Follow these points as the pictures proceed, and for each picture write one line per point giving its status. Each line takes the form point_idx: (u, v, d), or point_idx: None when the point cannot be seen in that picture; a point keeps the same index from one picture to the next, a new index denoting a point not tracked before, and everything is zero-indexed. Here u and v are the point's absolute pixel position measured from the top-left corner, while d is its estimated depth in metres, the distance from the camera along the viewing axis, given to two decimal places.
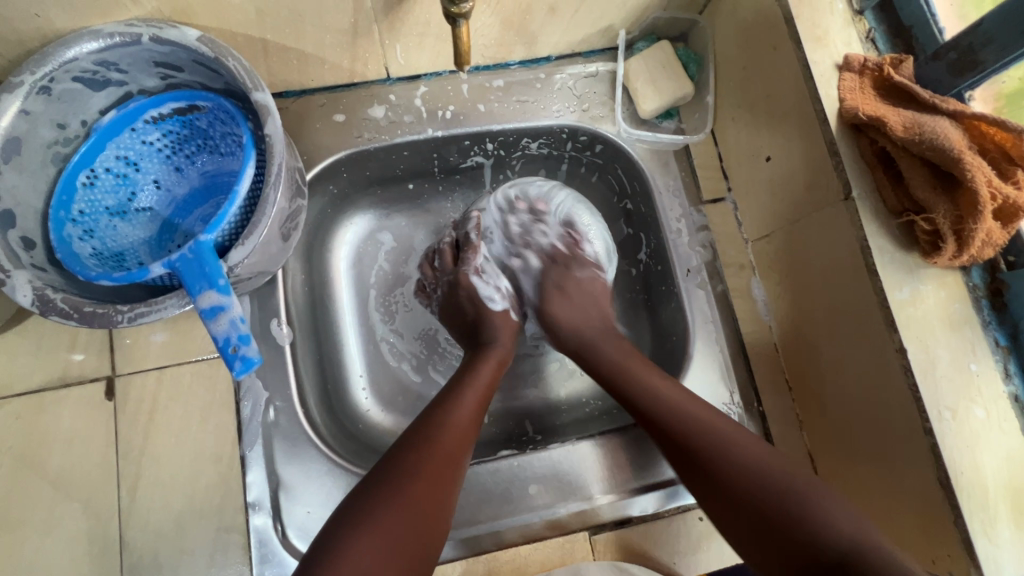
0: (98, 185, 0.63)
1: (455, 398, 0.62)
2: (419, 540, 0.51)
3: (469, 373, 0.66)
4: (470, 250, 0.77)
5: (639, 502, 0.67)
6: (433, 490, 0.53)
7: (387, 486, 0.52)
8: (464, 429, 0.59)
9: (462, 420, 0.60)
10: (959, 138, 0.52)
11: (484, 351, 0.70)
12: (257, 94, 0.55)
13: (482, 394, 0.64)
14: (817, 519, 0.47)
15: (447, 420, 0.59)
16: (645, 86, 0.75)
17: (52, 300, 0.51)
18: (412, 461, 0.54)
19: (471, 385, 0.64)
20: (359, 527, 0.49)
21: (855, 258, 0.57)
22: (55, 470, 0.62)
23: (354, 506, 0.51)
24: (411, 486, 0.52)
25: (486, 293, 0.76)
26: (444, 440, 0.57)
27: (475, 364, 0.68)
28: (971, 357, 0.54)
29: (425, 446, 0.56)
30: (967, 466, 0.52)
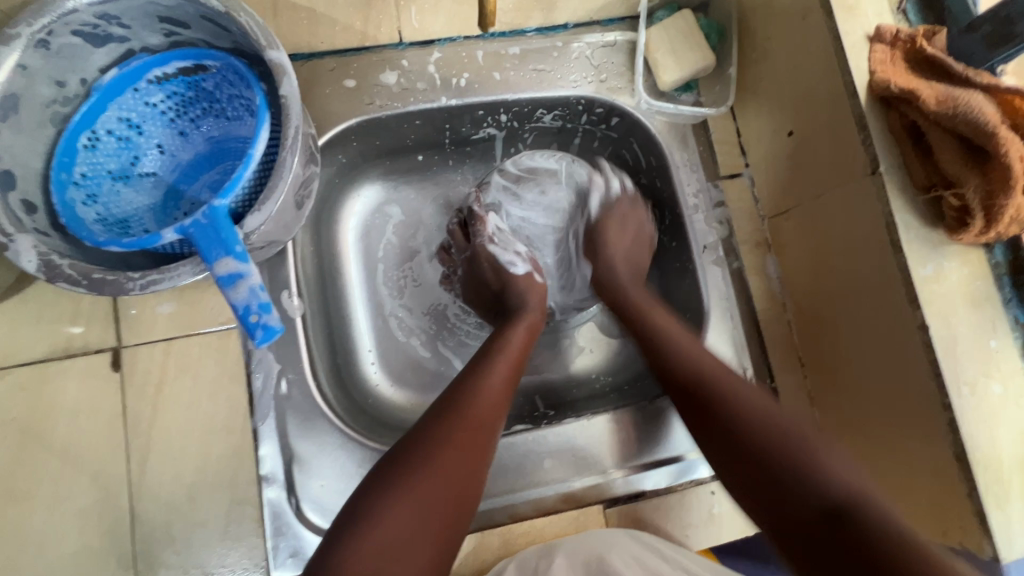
0: (100, 148, 0.60)
1: (488, 363, 0.61)
2: (457, 501, 0.51)
3: (500, 339, 0.65)
4: (478, 221, 0.76)
5: (652, 476, 0.68)
6: (467, 458, 0.53)
7: (421, 453, 0.52)
8: (497, 394, 0.59)
9: (495, 387, 0.59)
10: (993, 112, 0.51)
11: (514, 318, 0.69)
12: (271, 53, 0.52)
13: (515, 363, 0.63)
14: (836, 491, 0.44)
15: (481, 384, 0.59)
16: (665, 57, 0.73)
17: (59, 266, 0.49)
18: (445, 423, 0.54)
19: (502, 354, 0.63)
20: (398, 486, 0.49)
21: (880, 234, 0.57)
22: (62, 442, 0.60)
23: (390, 471, 0.51)
24: (445, 448, 0.52)
25: (506, 259, 0.75)
26: (479, 404, 0.56)
27: (508, 330, 0.67)
28: (991, 334, 0.54)
29: (458, 414, 0.55)
30: (984, 441, 0.52)
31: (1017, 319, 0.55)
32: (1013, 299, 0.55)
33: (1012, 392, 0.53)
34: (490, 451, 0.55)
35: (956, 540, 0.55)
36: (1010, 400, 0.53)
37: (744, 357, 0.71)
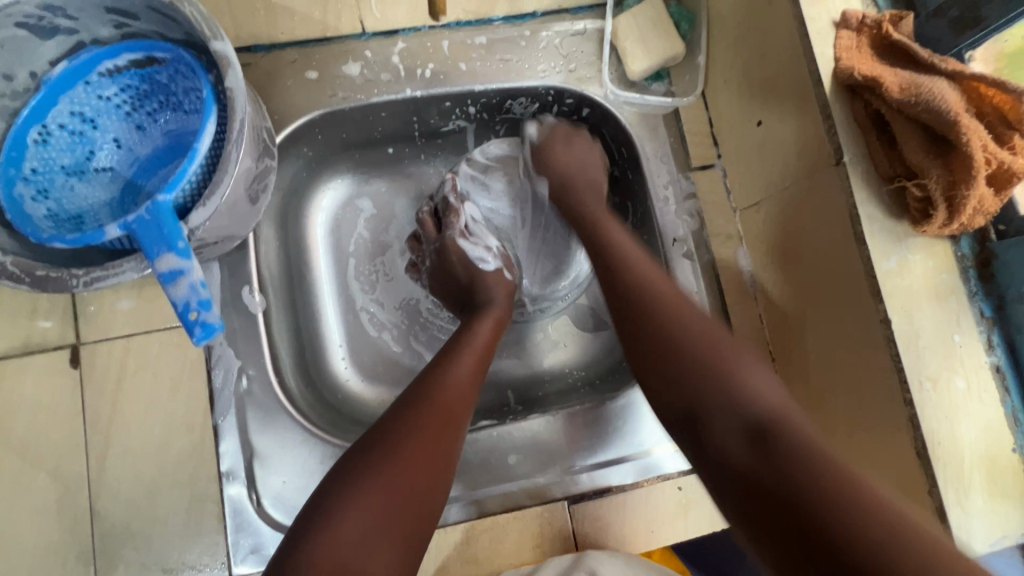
0: (51, 143, 0.59)
1: (454, 355, 0.61)
2: (423, 495, 0.50)
3: (467, 331, 0.65)
4: (452, 213, 0.75)
5: (617, 472, 0.67)
6: (432, 448, 0.52)
7: (384, 445, 0.51)
8: (463, 387, 0.58)
9: (461, 378, 0.59)
10: (956, 100, 0.50)
11: (482, 311, 0.68)
12: (215, 44, 0.51)
13: (481, 355, 0.63)
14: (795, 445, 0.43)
15: (446, 377, 0.58)
16: (634, 46, 0.72)
17: (1, 264, 0.48)
18: (411, 415, 0.54)
19: (469, 346, 0.63)
20: (360, 484, 0.48)
21: (845, 226, 0.55)
22: (20, 439, 0.60)
23: (352, 466, 0.50)
24: (409, 441, 0.52)
25: (476, 255, 0.74)
26: (444, 398, 0.56)
27: (475, 324, 0.66)
28: (955, 328, 0.53)
29: (423, 406, 0.55)
30: (945, 437, 0.51)
31: (982, 312, 0.54)
32: (978, 291, 0.54)
33: (975, 387, 0.52)
34: (457, 444, 0.55)
35: None
36: (973, 396, 0.52)
37: None
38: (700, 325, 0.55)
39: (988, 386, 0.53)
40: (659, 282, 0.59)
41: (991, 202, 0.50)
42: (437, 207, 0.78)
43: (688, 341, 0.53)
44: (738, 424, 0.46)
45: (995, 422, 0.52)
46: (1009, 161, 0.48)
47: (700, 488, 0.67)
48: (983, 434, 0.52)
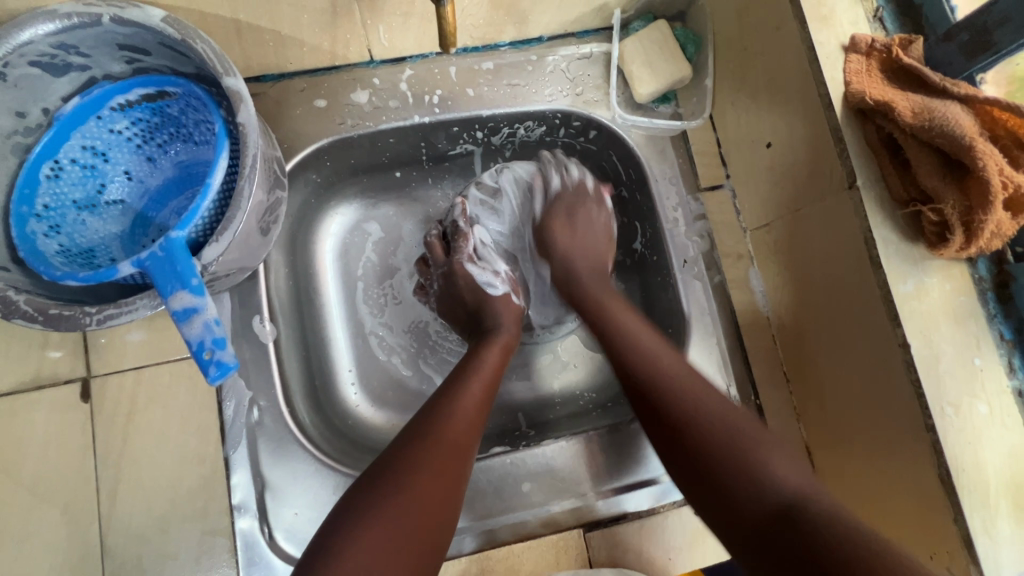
0: (64, 178, 0.59)
1: (461, 384, 0.60)
2: (429, 529, 0.49)
3: (474, 358, 0.65)
4: (460, 238, 0.74)
5: (633, 498, 0.66)
6: (440, 483, 0.51)
7: (389, 480, 0.50)
8: (471, 415, 0.58)
9: (469, 408, 0.58)
10: (970, 124, 0.49)
11: (490, 338, 0.68)
12: (228, 80, 0.51)
13: (488, 384, 0.62)
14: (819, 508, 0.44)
15: (454, 403, 0.58)
16: (642, 69, 0.72)
17: (15, 303, 0.48)
18: (418, 448, 0.53)
19: (476, 374, 0.62)
20: (367, 518, 0.47)
21: (859, 249, 0.55)
22: (30, 475, 0.60)
23: (357, 502, 0.49)
24: (415, 475, 0.50)
25: (484, 280, 0.73)
26: (450, 428, 0.55)
27: (481, 351, 0.65)
28: (975, 352, 0.52)
29: (429, 438, 0.54)
30: (969, 463, 0.50)
31: (1002, 335, 0.53)
32: (997, 314, 0.53)
33: (998, 412, 0.51)
34: (464, 475, 0.54)
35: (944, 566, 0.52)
36: (996, 420, 0.51)
37: (727, 373, 0.70)
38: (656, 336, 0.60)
39: (1012, 410, 0.52)
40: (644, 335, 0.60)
41: (1009, 225, 0.49)
42: (445, 231, 0.78)
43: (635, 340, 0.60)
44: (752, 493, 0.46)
45: (1019, 447, 0.51)
46: None
47: None
48: (1008, 460, 0.51)
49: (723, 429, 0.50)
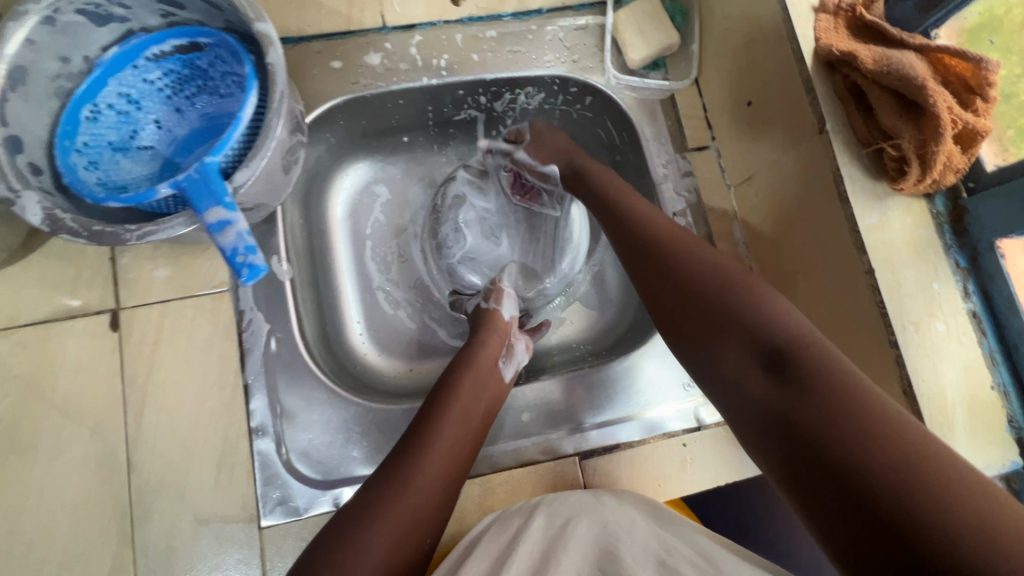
0: (101, 121, 0.64)
1: (462, 371, 0.65)
2: (435, 509, 0.54)
3: (473, 345, 0.70)
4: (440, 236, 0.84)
5: (625, 430, 0.71)
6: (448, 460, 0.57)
7: (404, 461, 0.55)
8: (472, 399, 0.63)
9: (470, 392, 0.63)
10: (923, 69, 0.55)
11: (489, 322, 0.73)
12: (258, 25, 0.56)
13: (488, 366, 0.67)
14: (865, 410, 0.43)
15: (455, 394, 0.62)
16: (633, 37, 0.78)
17: (61, 220, 0.53)
18: (428, 429, 0.58)
19: (475, 359, 0.67)
20: (384, 502, 0.52)
21: (829, 188, 0.61)
22: (62, 397, 0.64)
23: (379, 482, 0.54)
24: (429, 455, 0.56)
25: (462, 277, 0.83)
26: (454, 410, 0.61)
27: (480, 337, 0.71)
28: (933, 277, 0.58)
29: (436, 421, 0.59)
30: (929, 375, 0.56)
31: (957, 263, 0.58)
32: (952, 244, 0.59)
33: (955, 330, 0.57)
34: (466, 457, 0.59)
35: None
36: (953, 337, 0.57)
37: None
38: (704, 249, 0.61)
39: (967, 329, 0.57)
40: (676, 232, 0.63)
41: (959, 159, 0.55)
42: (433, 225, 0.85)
43: (683, 257, 0.61)
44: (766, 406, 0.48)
45: (974, 361, 0.56)
46: (972, 121, 0.53)
47: (703, 444, 0.70)
48: (964, 373, 0.56)
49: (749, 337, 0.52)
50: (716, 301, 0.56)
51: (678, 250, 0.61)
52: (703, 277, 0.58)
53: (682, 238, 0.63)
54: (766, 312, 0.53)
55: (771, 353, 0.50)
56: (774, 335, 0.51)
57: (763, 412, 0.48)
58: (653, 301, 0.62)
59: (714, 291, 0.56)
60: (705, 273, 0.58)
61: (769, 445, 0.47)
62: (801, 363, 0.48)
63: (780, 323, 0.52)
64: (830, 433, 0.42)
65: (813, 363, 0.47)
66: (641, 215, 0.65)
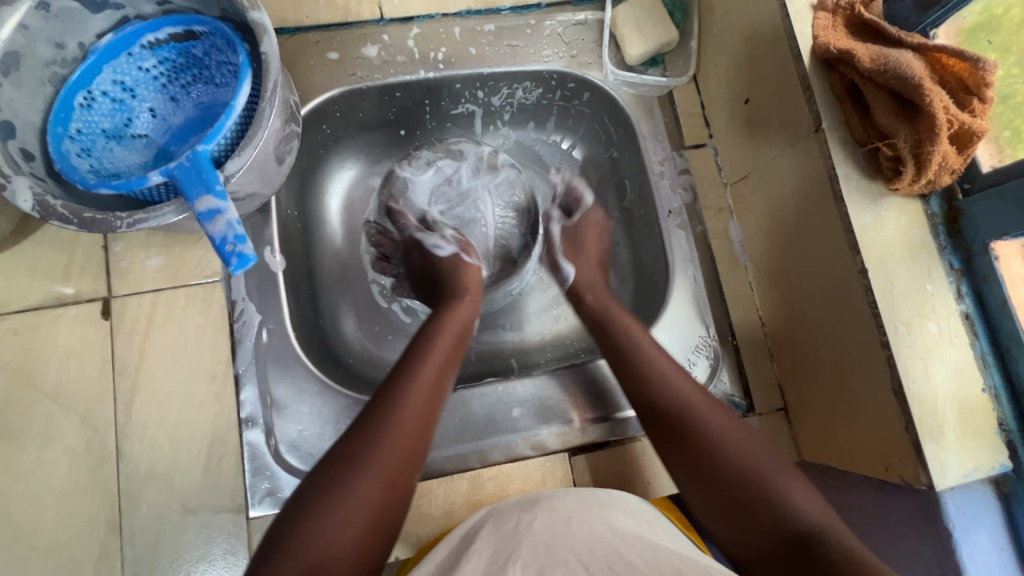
0: (95, 108, 0.64)
1: (418, 359, 0.61)
2: (390, 498, 0.52)
3: (431, 333, 0.66)
4: (398, 217, 0.81)
5: (616, 427, 0.71)
6: (397, 456, 0.53)
7: (349, 457, 0.52)
8: (428, 388, 0.59)
9: (426, 380, 0.59)
10: (921, 68, 0.54)
11: (449, 309, 0.70)
12: (252, 13, 0.56)
13: (444, 355, 0.63)
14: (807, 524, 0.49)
15: (409, 384, 0.58)
16: (632, 33, 0.78)
17: (52, 206, 0.53)
18: (377, 424, 0.54)
19: (432, 349, 0.63)
20: (323, 502, 0.49)
21: (824, 187, 0.61)
22: (53, 384, 0.64)
23: (321, 479, 0.51)
24: (375, 452, 0.52)
25: (435, 245, 0.79)
26: (406, 401, 0.56)
27: (438, 326, 0.67)
28: (927, 278, 0.57)
29: (386, 413, 0.55)
30: (920, 376, 0.55)
31: (951, 264, 0.58)
32: (947, 245, 0.58)
33: (947, 332, 0.56)
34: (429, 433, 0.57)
35: (897, 474, 0.57)
36: (945, 339, 0.56)
37: (706, 315, 0.75)
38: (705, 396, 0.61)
39: (959, 330, 0.57)
40: (660, 364, 0.64)
41: (954, 159, 0.54)
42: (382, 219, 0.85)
43: (686, 398, 0.60)
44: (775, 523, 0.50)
45: (965, 363, 0.56)
46: (969, 122, 0.53)
47: None
48: (956, 374, 0.56)
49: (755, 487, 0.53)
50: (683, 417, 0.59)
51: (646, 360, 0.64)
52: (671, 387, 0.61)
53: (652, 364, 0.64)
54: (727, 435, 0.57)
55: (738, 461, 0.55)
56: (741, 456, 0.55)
57: (737, 506, 0.53)
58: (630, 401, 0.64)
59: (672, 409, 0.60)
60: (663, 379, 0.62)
61: (766, 552, 0.50)
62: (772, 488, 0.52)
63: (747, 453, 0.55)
64: (860, 569, 0.43)
65: (829, 537, 0.47)
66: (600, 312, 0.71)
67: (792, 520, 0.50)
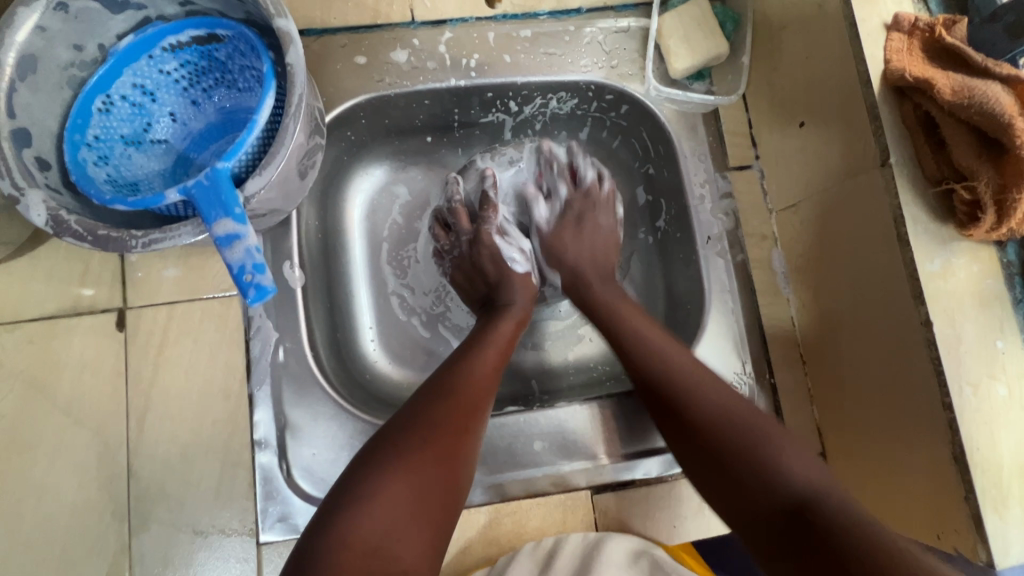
0: (114, 113, 0.61)
1: (478, 350, 0.62)
2: (451, 480, 0.51)
3: (490, 329, 0.67)
4: (489, 208, 0.78)
5: (642, 466, 0.67)
6: (457, 439, 0.53)
7: (412, 431, 0.51)
8: (486, 379, 0.60)
9: (485, 371, 0.60)
10: (1010, 104, 0.50)
11: (503, 311, 0.70)
12: (279, 21, 0.53)
13: (503, 351, 0.65)
14: (797, 486, 0.48)
15: (468, 374, 0.59)
16: (678, 44, 0.73)
17: (66, 222, 0.50)
18: (437, 402, 0.55)
19: (492, 343, 0.64)
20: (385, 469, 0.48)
21: (887, 228, 0.55)
22: (65, 396, 0.63)
23: (381, 449, 0.50)
24: (437, 429, 0.52)
25: (508, 254, 0.76)
26: (467, 387, 0.57)
27: (495, 320, 0.68)
28: (998, 334, 0.52)
29: (449, 395, 0.56)
30: (984, 443, 0.51)
31: None
32: (1022, 299, 0.53)
33: (1018, 395, 0.51)
34: (479, 435, 0.56)
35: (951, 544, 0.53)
36: (1015, 402, 0.51)
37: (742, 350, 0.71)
38: (671, 345, 0.62)
39: None
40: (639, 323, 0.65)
41: None
42: (470, 199, 0.81)
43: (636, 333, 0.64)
44: (760, 478, 0.49)
45: None
46: None
47: None
48: None
49: (720, 417, 0.54)
50: (711, 435, 0.53)
51: (672, 377, 0.58)
52: (716, 424, 0.54)
53: (672, 351, 0.61)
54: (779, 464, 0.49)
55: (790, 505, 0.47)
56: (788, 485, 0.48)
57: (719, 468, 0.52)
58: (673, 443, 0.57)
59: (720, 426, 0.53)
60: (680, 383, 0.58)
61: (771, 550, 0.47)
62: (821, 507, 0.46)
63: (798, 481, 0.48)
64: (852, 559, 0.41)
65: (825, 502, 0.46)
66: (632, 329, 0.64)
67: (776, 488, 0.48)
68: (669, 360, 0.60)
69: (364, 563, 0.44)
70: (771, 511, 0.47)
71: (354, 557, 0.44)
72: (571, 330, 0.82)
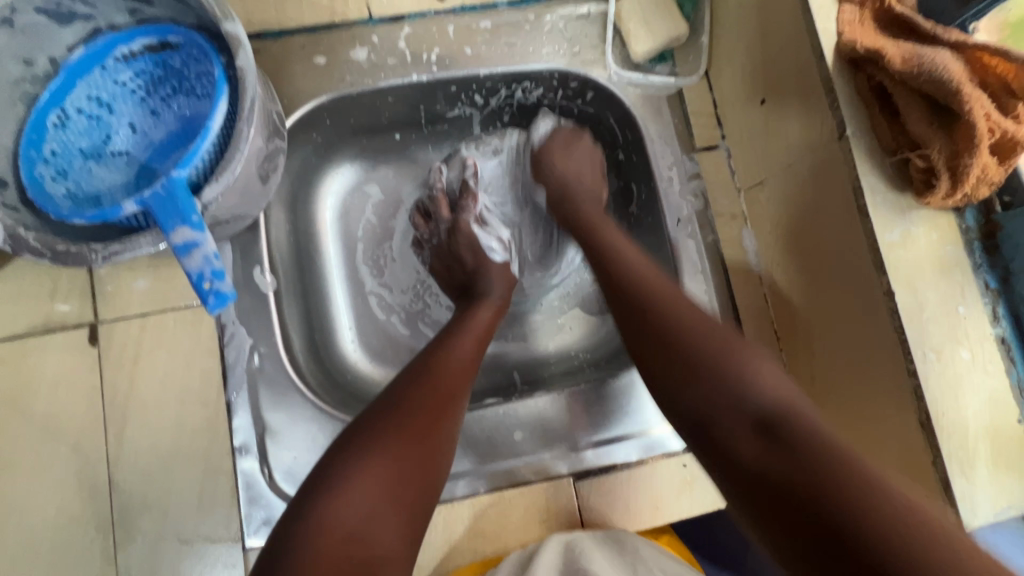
0: (70, 127, 0.60)
1: (455, 338, 0.63)
2: (428, 467, 0.51)
3: (468, 317, 0.67)
4: (468, 198, 0.78)
5: (623, 449, 0.68)
6: (434, 424, 0.53)
7: (391, 417, 0.52)
8: (464, 366, 0.60)
9: (463, 358, 0.61)
10: (958, 71, 0.49)
11: (481, 299, 0.70)
12: (227, 25, 0.52)
13: (481, 337, 0.65)
14: (765, 404, 0.46)
15: (446, 361, 0.59)
16: (638, 27, 0.73)
17: (24, 239, 0.50)
18: (415, 388, 0.55)
19: (469, 329, 0.65)
20: (363, 454, 0.49)
21: (848, 200, 0.56)
22: (41, 413, 0.63)
23: (358, 436, 0.51)
24: (414, 414, 0.53)
25: (486, 244, 0.76)
26: (445, 373, 0.58)
27: (474, 308, 0.69)
28: (959, 299, 0.53)
29: (427, 381, 0.56)
30: (949, 407, 0.51)
31: (987, 284, 0.53)
32: (982, 263, 0.54)
33: (980, 358, 0.52)
34: (458, 420, 0.56)
35: (923, 509, 0.54)
36: (977, 366, 0.52)
37: None
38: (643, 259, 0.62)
39: (994, 356, 0.53)
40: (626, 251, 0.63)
41: (995, 171, 0.50)
42: (452, 188, 0.81)
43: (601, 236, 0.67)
44: (681, 332, 0.53)
45: (999, 392, 0.52)
46: (1013, 129, 0.48)
47: None
48: (988, 405, 0.52)
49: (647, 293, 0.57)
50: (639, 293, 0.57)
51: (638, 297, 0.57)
52: (690, 344, 0.51)
53: (668, 293, 0.57)
54: (748, 374, 0.48)
55: (758, 417, 0.46)
56: (690, 350, 0.51)
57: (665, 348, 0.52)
58: (641, 361, 0.54)
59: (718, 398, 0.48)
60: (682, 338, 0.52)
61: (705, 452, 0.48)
62: (790, 429, 0.44)
63: (765, 395, 0.47)
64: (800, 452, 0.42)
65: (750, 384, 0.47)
66: (629, 267, 0.61)
67: (749, 402, 0.47)
68: (626, 262, 0.62)
69: (342, 548, 0.44)
70: (741, 423, 0.46)
71: (332, 542, 0.44)
72: (553, 324, 0.82)
